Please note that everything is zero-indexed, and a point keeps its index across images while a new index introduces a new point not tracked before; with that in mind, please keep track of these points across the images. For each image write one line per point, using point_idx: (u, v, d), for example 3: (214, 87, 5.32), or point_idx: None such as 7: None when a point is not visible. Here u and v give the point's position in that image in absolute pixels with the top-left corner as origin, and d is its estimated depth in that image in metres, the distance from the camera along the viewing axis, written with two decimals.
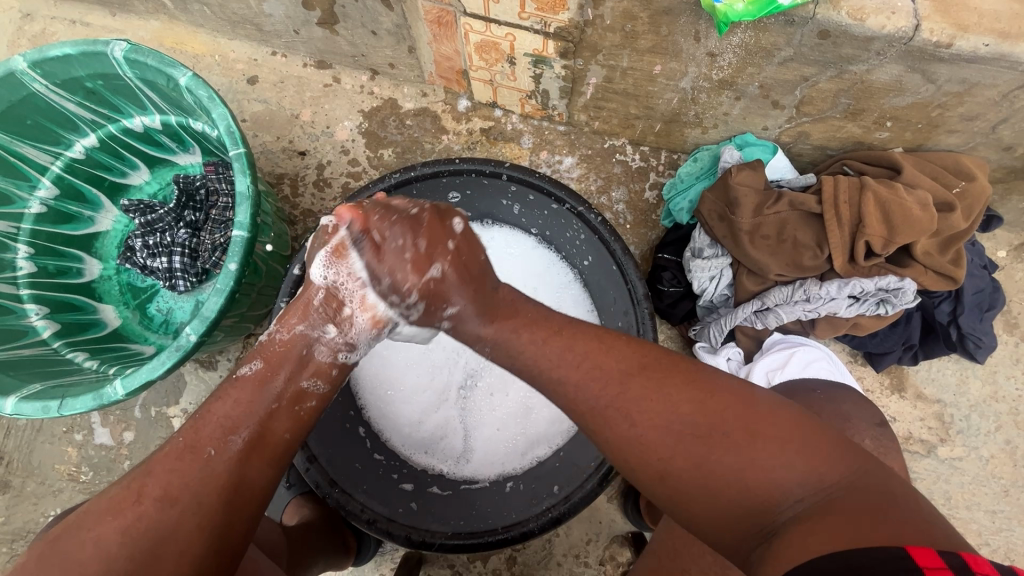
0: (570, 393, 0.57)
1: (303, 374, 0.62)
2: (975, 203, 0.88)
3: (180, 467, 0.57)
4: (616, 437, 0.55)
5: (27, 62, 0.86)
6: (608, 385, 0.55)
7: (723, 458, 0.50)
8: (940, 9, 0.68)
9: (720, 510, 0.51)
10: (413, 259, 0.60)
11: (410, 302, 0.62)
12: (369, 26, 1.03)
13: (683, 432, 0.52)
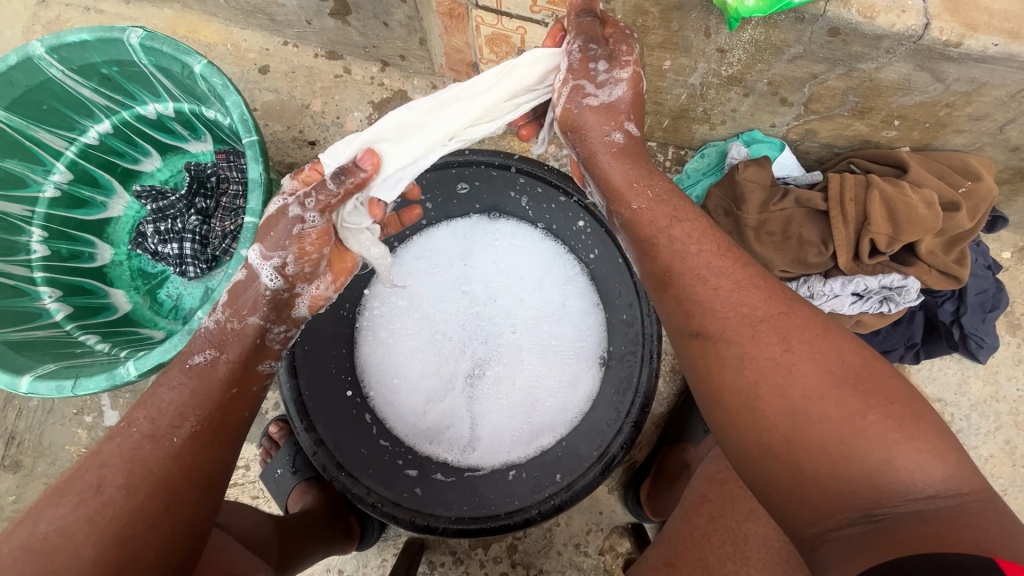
0: (721, 311, 0.58)
1: (260, 359, 0.67)
2: (980, 203, 0.89)
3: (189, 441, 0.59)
4: (748, 353, 0.56)
5: (45, 48, 0.87)
6: (772, 304, 0.57)
7: (865, 419, 0.50)
8: (950, 8, 0.68)
9: (827, 470, 0.50)
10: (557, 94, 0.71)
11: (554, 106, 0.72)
12: (381, 17, 1.03)
13: (833, 380, 0.52)
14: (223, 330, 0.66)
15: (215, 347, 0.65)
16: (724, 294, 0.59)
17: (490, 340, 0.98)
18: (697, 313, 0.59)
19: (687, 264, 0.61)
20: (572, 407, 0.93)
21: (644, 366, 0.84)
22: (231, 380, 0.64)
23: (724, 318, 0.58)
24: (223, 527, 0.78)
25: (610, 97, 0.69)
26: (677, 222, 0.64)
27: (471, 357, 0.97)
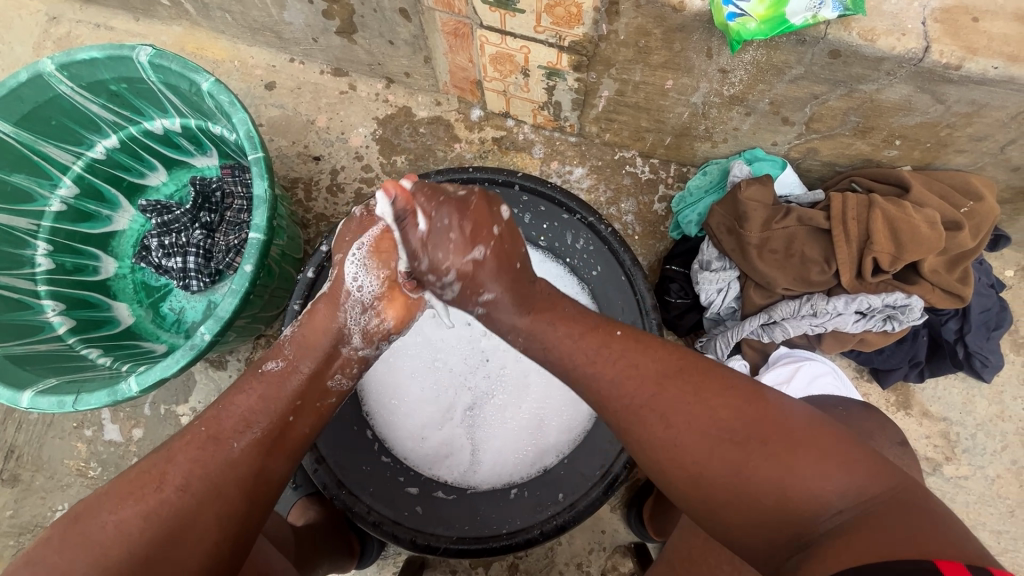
0: (614, 406, 0.58)
1: (332, 373, 0.67)
2: (983, 222, 0.89)
3: (201, 451, 0.58)
4: (647, 441, 0.56)
5: (55, 65, 0.88)
6: (643, 386, 0.57)
7: (753, 466, 0.51)
8: (950, 32, 0.70)
9: (753, 516, 0.51)
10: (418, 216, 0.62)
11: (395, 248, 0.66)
12: (387, 36, 1.05)
13: (717, 438, 0.53)
14: (306, 333, 0.66)
15: None
16: (615, 368, 0.59)
17: (492, 367, 0.93)
18: (600, 401, 0.59)
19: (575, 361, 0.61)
20: (579, 429, 0.90)
21: None
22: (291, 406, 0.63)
23: (620, 411, 0.58)
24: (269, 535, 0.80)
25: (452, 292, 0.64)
26: None
27: (474, 382, 0.93)
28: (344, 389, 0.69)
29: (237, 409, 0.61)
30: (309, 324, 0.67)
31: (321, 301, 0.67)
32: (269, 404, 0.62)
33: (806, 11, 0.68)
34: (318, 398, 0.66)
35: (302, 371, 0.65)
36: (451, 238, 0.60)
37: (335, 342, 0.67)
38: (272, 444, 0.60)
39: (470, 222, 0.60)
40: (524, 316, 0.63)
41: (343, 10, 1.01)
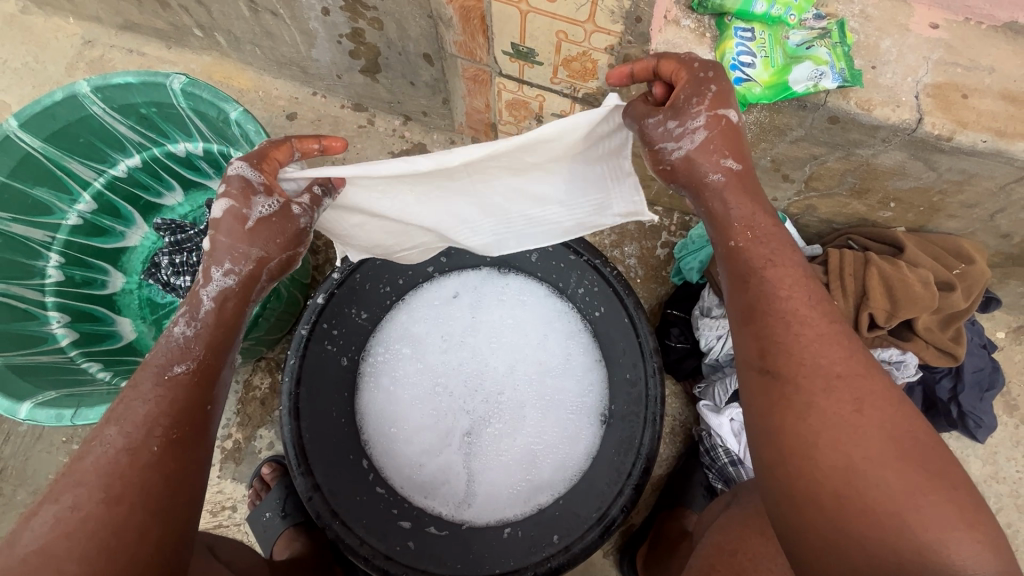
0: (800, 356, 0.55)
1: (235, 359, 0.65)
2: (975, 284, 0.90)
3: (112, 462, 0.54)
4: (813, 401, 0.53)
5: (90, 87, 0.92)
6: (848, 360, 0.54)
7: (926, 496, 0.47)
8: (941, 106, 0.74)
9: (871, 543, 0.47)
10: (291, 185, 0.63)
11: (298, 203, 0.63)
12: (409, 77, 1.10)
13: (896, 450, 0.50)
14: (207, 328, 0.61)
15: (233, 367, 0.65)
16: (809, 333, 0.55)
17: (490, 394, 0.99)
18: (777, 346, 0.56)
19: (777, 305, 0.57)
20: (572, 466, 0.93)
21: (646, 428, 0.84)
22: (208, 397, 0.60)
23: (802, 364, 0.54)
24: (216, 554, 0.77)
25: (691, 146, 0.59)
26: (774, 264, 0.59)
27: (471, 413, 0.98)
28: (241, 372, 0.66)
29: (137, 417, 0.56)
30: (215, 320, 0.62)
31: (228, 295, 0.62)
32: (178, 407, 0.57)
33: (809, 79, 0.73)
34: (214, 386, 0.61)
35: (213, 363, 0.61)
36: (710, 89, 0.58)
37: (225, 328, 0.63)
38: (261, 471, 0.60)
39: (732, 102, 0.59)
40: (750, 209, 0.60)
41: (368, 51, 1.06)
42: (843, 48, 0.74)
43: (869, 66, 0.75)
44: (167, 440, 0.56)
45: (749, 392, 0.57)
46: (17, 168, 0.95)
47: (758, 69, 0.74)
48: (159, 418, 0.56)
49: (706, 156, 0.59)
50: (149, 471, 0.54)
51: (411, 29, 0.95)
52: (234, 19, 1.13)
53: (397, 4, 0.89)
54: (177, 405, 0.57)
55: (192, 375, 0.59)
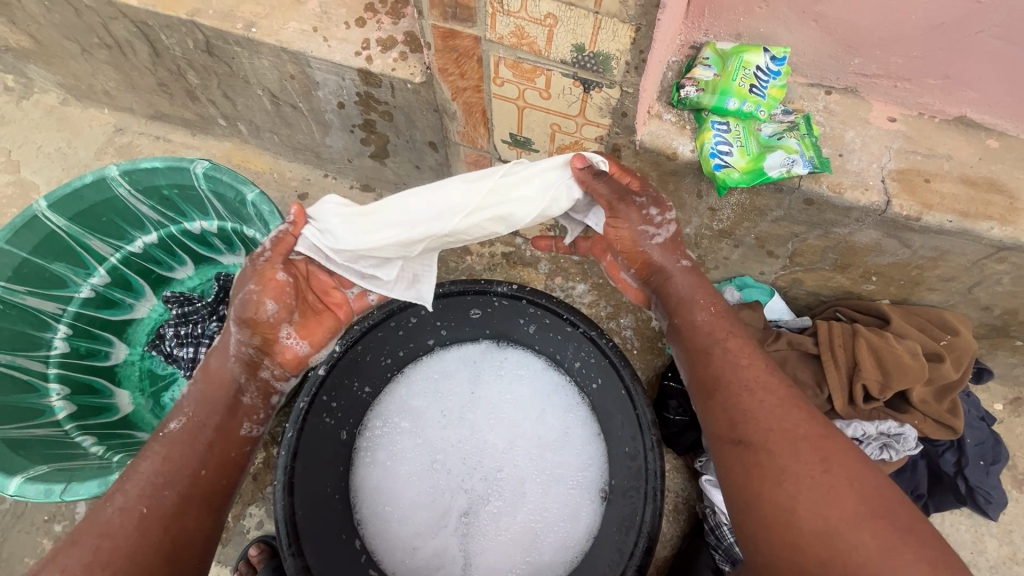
0: (762, 421, 0.63)
1: (233, 424, 0.69)
2: (963, 355, 0.92)
3: (109, 523, 0.61)
4: (786, 467, 0.60)
5: (119, 171, 0.99)
6: (811, 424, 0.63)
7: (900, 555, 0.53)
8: (906, 190, 0.80)
9: None
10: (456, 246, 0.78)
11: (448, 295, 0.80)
12: (415, 162, 1.19)
13: (867, 507, 0.56)
14: (202, 389, 0.70)
15: (250, 420, 0.71)
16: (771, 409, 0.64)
17: (489, 472, 0.97)
18: (744, 435, 0.63)
19: (738, 373, 0.67)
20: (574, 547, 0.89)
21: (648, 504, 0.82)
22: (203, 459, 0.66)
23: (765, 428, 0.63)
24: None
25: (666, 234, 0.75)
26: (731, 337, 0.71)
27: (470, 491, 0.96)
28: (254, 435, 0.72)
29: (142, 474, 0.64)
30: (204, 378, 0.70)
31: (212, 358, 0.71)
32: (180, 461, 0.65)
33: (782, 166, 0.79)
34: (228, 445, 0.69)
35: (204, 424, 0.68)
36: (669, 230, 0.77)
37: (235, 390, 0.70)
38: (198, 502, 0.65)
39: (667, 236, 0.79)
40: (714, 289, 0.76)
41: (378, 139, 1.16)
42: (811, 139, 0.81)
43: (836, 154, 0.83)
44: (187, 490, 0.64)
45: (725, 466, 0.64)
46: (39, 244, 1.00)
47: (736, 157, 0.81)
48: (179, 471, 0.65)
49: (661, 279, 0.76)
50: (162, 523, 0.62)
51: (418, 120, 1.04)
52: (256, 111, 1.24)
53: (407, 99, 0.99)
54: (172, 462, 0.65)
55: (185, 431, 0.67)
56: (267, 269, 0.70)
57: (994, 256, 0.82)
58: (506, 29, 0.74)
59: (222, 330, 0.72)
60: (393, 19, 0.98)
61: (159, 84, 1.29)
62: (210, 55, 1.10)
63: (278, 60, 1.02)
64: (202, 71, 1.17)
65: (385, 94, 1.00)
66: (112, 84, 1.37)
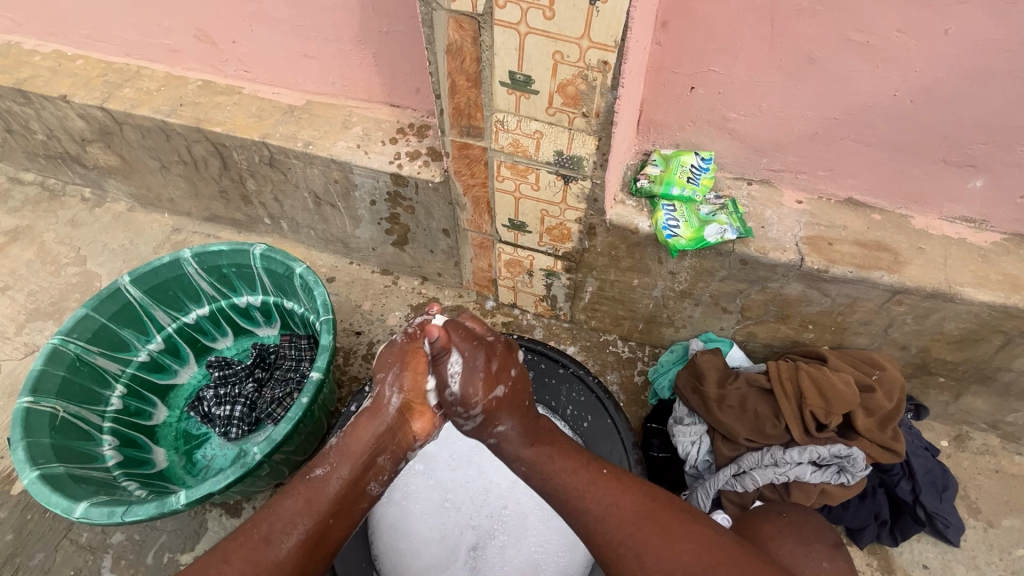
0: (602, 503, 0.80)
1: (368, 479, 0.86)
2: (893, 388, 1.10)
3: (254, 550, 0.75)
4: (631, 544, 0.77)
5: (193, 253, 1.23)
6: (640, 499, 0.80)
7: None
8: (815, 250, 1.05)
9: None
10: (485, 379, 0.88)
11: (475, 414, 0.89)
12: (430, 247, 1.44)
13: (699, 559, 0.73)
14: (348, 442, 0.85)
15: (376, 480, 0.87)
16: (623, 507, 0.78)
17: (494, 509, 1.07)
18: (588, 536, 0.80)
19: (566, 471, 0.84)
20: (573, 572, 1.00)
21: None
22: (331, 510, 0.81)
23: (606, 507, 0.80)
24: None
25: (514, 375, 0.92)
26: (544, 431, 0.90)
27: (477, 526, 1.06)
28: (374, 493, 0.88)
29: (286, 513, 0.78)
30: (352, 437, 0.86)
31: (364, 417, 0.88)
32: (312, 505, 0.80)
33: (717, 234, 1.05)
34: (356, 500, 0.85)
35: (343, 476, 0.83)
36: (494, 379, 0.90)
37: (374, 450, 0.86)
38: (309, 545, 0.78)
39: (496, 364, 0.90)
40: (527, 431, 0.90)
41: (400, 229, 1.42)
42: (737, 215, 1.07)
43: (759, 226, 1.08)
44: (320, 529, 0.79)
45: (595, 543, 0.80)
46: (116, 312, 1.20)
47: (682, 229, 1.07)
48: (303, 514, 0.79)
49: (485, 429, 0.91)
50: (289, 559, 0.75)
51: (435, 212, 1.31)
52: (299, 210, 1.52)
53: (427, 196, 1.27)
54: (309, 502, 0.80)
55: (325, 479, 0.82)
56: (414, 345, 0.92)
57: (893, 299, 1.04)
58: (505, 141, 1.03)
59: (374, 395, 0.90)
60: (418, 139, 1.29)
61: (220, 191, 1.58)
62: (270, 167, 1.40)
63: (327, 169, 1.32)
64: (260, 179, 1.46)
65: (410, 192, 1.28)
66: (178, 193, 1.67)
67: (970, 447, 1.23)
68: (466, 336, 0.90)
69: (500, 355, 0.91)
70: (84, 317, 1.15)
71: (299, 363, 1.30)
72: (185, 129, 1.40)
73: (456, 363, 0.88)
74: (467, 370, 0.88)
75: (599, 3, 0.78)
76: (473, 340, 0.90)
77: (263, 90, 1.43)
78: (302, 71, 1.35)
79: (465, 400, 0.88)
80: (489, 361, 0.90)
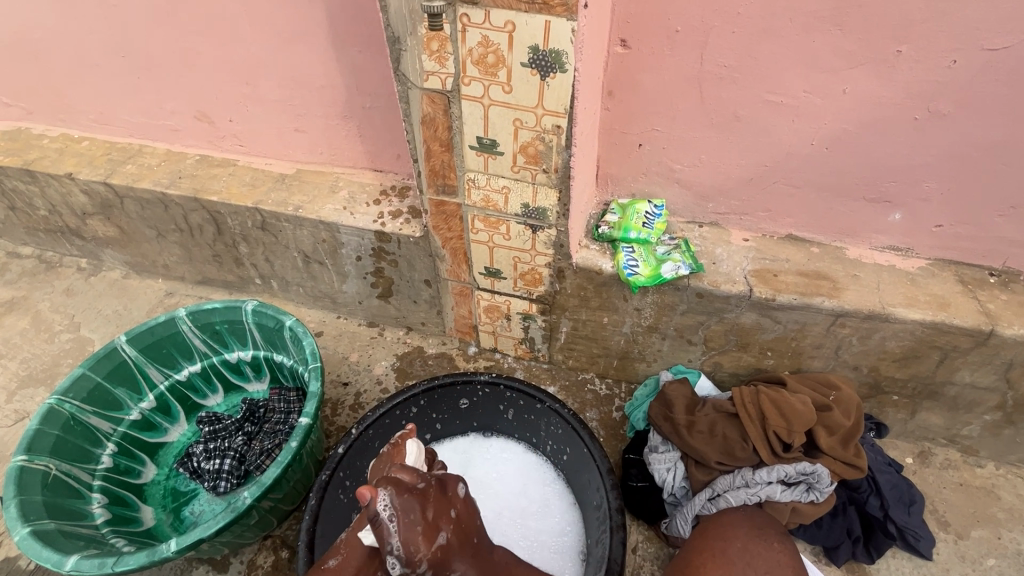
0: None
1: None
2: (849, 406, 1.17)
3: None
4: None
5: (188, 312, 1.30)
6: None
7: None
8: (762, 281, 1.16)
9: None
10: (424, 531, 0.69)
11: (419, 567, 0.69)
12: (413, 297, 1.52)
13: None
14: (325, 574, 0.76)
15: None
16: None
17: None
18: None
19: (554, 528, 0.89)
20: None
21: (615, 536, 0.97)
22: None
23: None
24: None
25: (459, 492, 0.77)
26: None
27: None
28: None
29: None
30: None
31: (351, 539, 0.82)
32: None
33: (672, 270, 1.16)
34: None
35: None
36: (419, 528, 0.69)
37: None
38: None
39: (431, 508, 0.71)
40: None
41: (385, 282, 1.51)
42: (690, 253, 1.19)
43: (711, 263, 1.19)
44: None
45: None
46: (111, 371, 1.25)
47: (641, 268, 1.18)
48: None
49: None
50: None
51: (417, 264, 1.41)
52: (289, 269, 1.61)
53: (409, 250, 1.38)
54: None
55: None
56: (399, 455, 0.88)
57: (836, 322, 1.14)
58: (477, 197, 1.15)
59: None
60: (400, 199, 1.41)
61: (213, 255, 1.68)
62: (262, 230, 1.50)
63: (315, 229, 1.43)
64: (252, 242, 1.56)
65: (393, 247, 1.39)
66: (173, 259, 1.76)
67: (933, 463, 1.29)
68: (394, 485, 0.70)
69: (434, 498, 0.72)
70: (80, 376, 1.20)
71: (287, 415, 1.34)
72: (183, 199, 1.52)
73: (386, 505, 0.68)
74: (402, 528, 0.68)
75: (549, 78, 0.92)
76: (398, 487, 0.70)
77: (256, 162, 1.56)
78: (293, 143, 1.49)
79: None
80: (425, 508, 0.70)
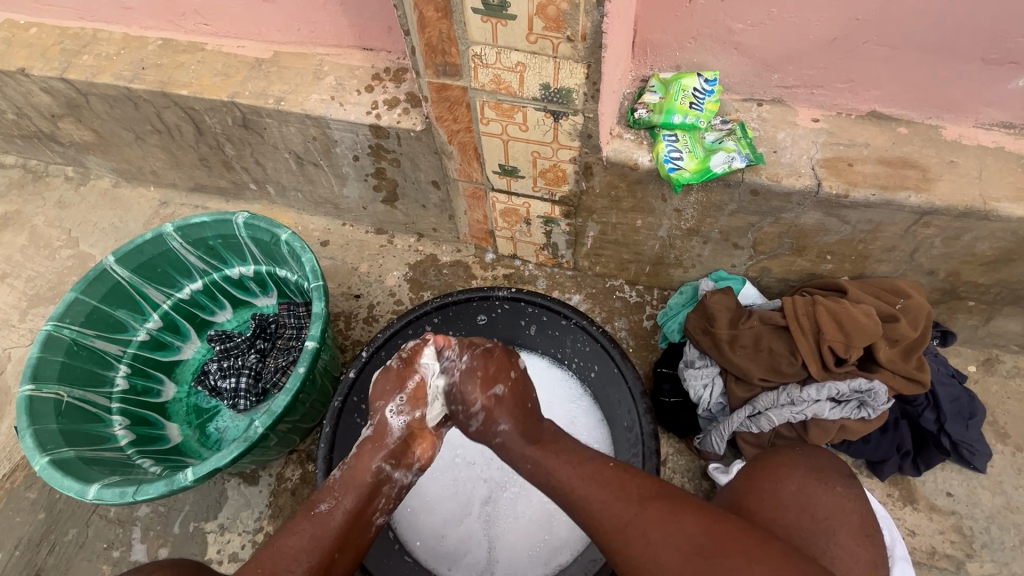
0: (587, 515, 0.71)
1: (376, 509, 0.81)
2: (918, 316, 1.03)
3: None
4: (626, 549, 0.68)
5: (175, 228, 1.18)
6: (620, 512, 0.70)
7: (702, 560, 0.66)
8: (833, 174, 0.95)
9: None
10: (482, 379, 0.82)
11: (475, 413, 0.82)
12: (421, 201, 1.37)
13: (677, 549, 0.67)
14: (351, 473, 0.80)
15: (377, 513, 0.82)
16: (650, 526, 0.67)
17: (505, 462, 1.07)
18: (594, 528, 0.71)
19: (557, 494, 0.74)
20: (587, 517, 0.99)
21: (647, 461, 0.92)
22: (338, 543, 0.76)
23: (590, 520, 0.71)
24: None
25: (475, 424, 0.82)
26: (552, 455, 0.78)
27: (489, 479, 1.06)
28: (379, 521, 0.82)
29: (290, 549, 0.72)
30: (350, 473, 0.80)
31: (367, 446, 0.81)
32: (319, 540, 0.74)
33: (724, 163, 0.95)
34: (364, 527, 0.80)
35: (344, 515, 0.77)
36: (477, 375, 0.82)
37: (380, 479, 0.81)
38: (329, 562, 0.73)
39: (492, 365, 0.84)
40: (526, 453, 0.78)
41: (388, 185, 1.34)
42: (746, 140, 0.98)
43: (771, 152, 0.99)
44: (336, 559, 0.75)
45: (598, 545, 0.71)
46: (106, 294, 1.18)
47: (685, 160, 0.97)
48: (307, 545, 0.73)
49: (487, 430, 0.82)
50: None
51: (422, 163, 1.23)
52: (283, 173, 1.45)
53: (411, 147, 1.19)
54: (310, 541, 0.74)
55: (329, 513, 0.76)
56: (410, 368, 0.84)
57: (919, 221, 0.96)
58: (486, 78, 0.93)
59: (374, 423, 0.83)
60: (396, 84, 1.19)
61: (200, 159, 1.51)
62: (245, 129, 1.32)
63: (303, 125, 1.23)
64: (237, 142, 1.38)
65: (393, 144, 1.20)
66: (159, 164, 1.61)
67: (1000, 371, 1.17)
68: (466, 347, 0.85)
69: (498, 358, 0.85)
70: (73, 301, 1.13)
71: (299, 331, 1.27)
72: (151, 94, 1.32)
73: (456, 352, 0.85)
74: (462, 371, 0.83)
75: None
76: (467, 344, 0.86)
77: (227, 45, 1.32)
78: (265, 18, 1.24)
79: (462, 398, 0.82)
80: (487, 364, 0.83)
